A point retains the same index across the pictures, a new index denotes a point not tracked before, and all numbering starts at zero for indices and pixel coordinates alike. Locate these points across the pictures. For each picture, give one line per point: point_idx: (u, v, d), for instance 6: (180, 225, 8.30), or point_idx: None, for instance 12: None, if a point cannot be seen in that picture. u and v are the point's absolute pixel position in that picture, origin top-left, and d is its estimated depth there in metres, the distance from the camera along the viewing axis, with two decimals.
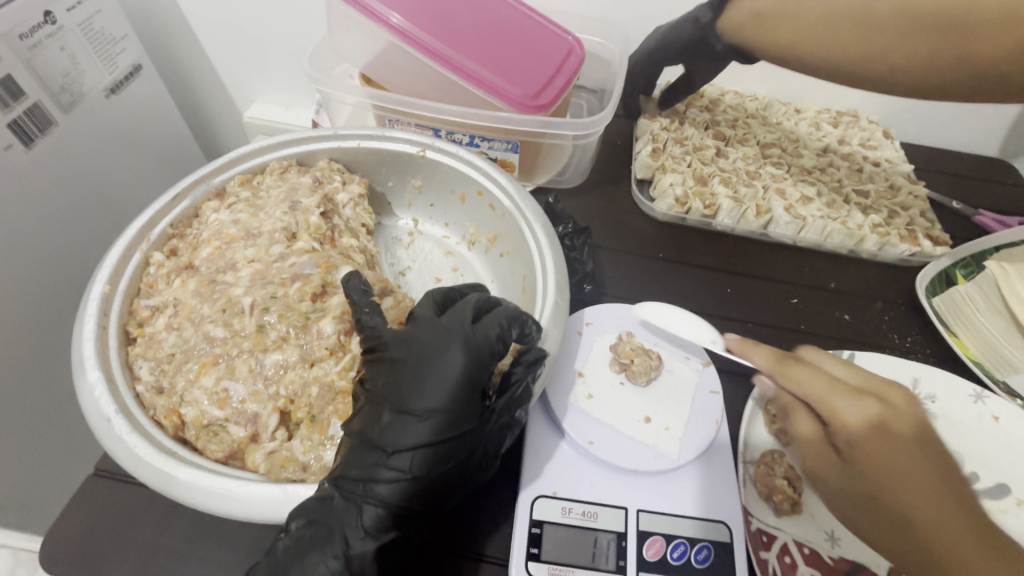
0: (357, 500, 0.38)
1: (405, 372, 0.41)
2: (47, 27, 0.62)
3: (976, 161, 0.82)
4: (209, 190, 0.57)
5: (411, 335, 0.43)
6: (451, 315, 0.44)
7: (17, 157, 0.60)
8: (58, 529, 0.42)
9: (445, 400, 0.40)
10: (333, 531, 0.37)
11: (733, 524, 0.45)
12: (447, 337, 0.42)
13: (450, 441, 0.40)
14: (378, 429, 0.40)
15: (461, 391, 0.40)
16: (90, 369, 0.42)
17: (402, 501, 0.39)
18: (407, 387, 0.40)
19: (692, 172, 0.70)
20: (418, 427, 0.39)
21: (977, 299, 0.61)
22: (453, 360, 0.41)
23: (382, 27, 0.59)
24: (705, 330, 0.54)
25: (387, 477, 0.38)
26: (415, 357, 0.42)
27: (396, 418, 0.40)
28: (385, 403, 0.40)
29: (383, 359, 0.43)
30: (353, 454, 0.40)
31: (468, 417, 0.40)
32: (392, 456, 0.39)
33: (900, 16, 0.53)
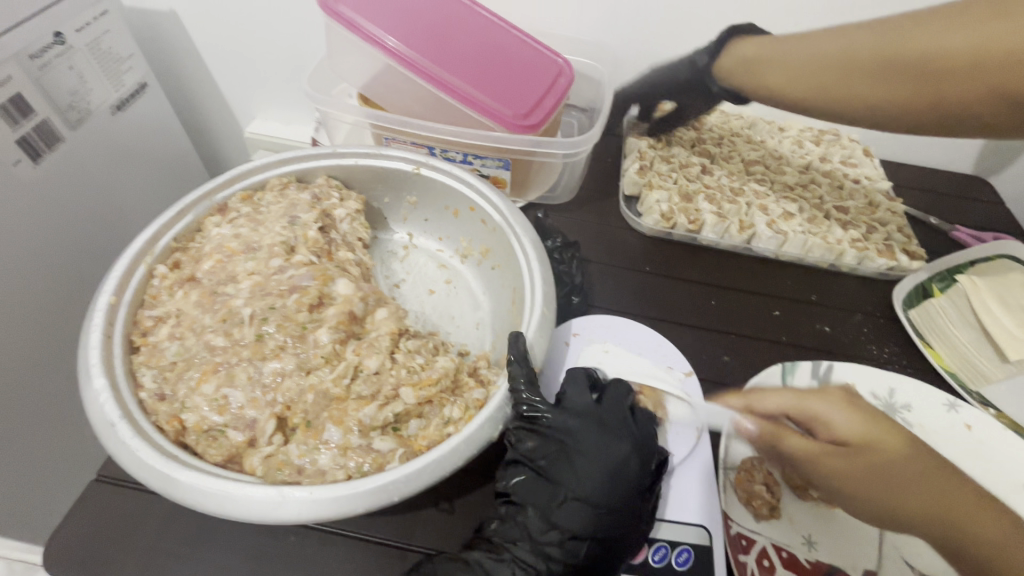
0: (523, 571, 0.42)
1: (574, 461, 0.46)
2: (57, 48, 0.65)
3: (953, 180, 0.85)
4: (212, 205, 0.59)
5: (579, 423, 0.48)
6: (613, 409, 0.49)
7: (26, 172, 0.62)
8: (63, 531, 0.43)
9: (614, 490, 0.45)
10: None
11: (712, 528, 0.47)
12: (618, 431, 0.47)
13: (617, 523, 0.44)
14: (548, 508, 0.44)
15: (629, 485, 0.45)
16: (95, 376, 0.44)
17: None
18: (580, 473, 0.45)
19: (678, 189, 0.73)
20: (590, 513, 0.44)
21: (950, 310, 0.63)
22: (625, 455, 0.46)
23: (378, 50, 0.62)
24: (678, 362, 0.57)
25: (558, 553, 0.43)
26: (586, 446, 0.46)
27: (573, 502, 0.44)
28: (560, 485, 0.45)
29: (551, 438, 0.47)
30: (524, 526, 0.44)
31: (632, 506, 0.44)
32: (564, 538, 0.43)
33: (878, 62, 0.56)
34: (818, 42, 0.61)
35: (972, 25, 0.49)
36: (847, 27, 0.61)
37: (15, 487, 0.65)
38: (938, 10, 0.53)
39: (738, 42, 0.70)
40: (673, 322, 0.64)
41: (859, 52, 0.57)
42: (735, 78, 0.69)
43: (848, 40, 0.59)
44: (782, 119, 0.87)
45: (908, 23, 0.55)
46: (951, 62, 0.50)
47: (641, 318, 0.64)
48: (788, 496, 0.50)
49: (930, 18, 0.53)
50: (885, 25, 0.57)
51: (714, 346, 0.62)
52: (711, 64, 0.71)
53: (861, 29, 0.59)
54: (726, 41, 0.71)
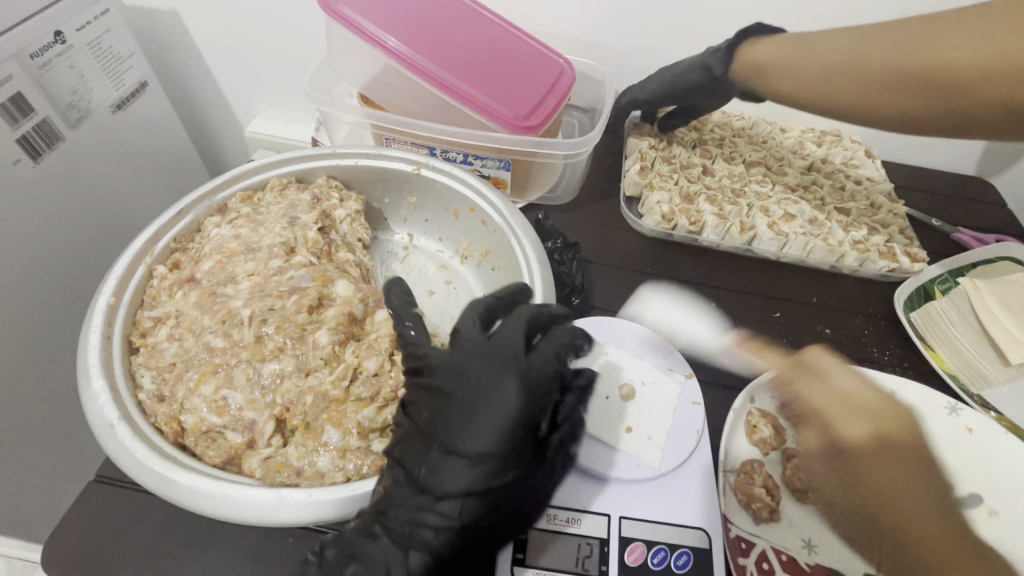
0: (394, 542, 0.41)
1: (452, 413, 0.44)
2: (58, 47, 0.65)
3: (955, 182, 0.85)
4: (211, 205, 0.59)
5: (461, 371, 0.46)
6: (502, 347, 0.47)
7: (25, 171, 0.62)
8: (61, 531, 0.43)
9: (495, 437, 0.43)
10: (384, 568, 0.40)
11: (713, 532, 0.46)
12: (503, 373, 0.45)
13: (500, 470, 0.43)
14: (425, 467, 0.43)
15: (514, 430, 0.43)
16: (94, 377, 0.44)
17: (443, 541, 0.42)
18: (458, 425, 0.44)
19: (678, 191, 0.73)
20: (469, 468, 0.42)
21: (951, 313, 0.63)
22: (509, 399, 0.44)
23: (379, 50, 0.62)
24: (677, 364, 0.57)
25: (435, 514, 0.42)
26: (467, 392, 0.45)
27: (447, 460, 0.43)
28: (436, 441, 0.43)
29: (433, 389, 0.46)
30: (397, 494, 0.42)
31: (517, 451, 0.43)
32: (439, 500, 0.42)
33: (882, 69, 0.56)
34: (827, 43, 0.62)
35: (977, 37, 0.49)
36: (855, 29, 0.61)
37: (14, 487, 0.65)
38: (948, 16, 0.53)
39: (751, 40, 0.71)
40: (673, 324, 0.64)
41: (864, 57, 0.58)
42: (749, 75, 0.70)
43: (855, 43, 0.59)
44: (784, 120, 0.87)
45: (914, 28, 0.55)
46: (952, 73, 0.51)
47: (642, 319, 0.64)
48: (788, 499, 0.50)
49: (937, 26, 0.53)
50: (892, 29, 0.57)
51: (714, 348, 0.62)
52: (727, 70, 0.72)
53: (869, 32, 0.59)
54: (737, 43, 0.71)
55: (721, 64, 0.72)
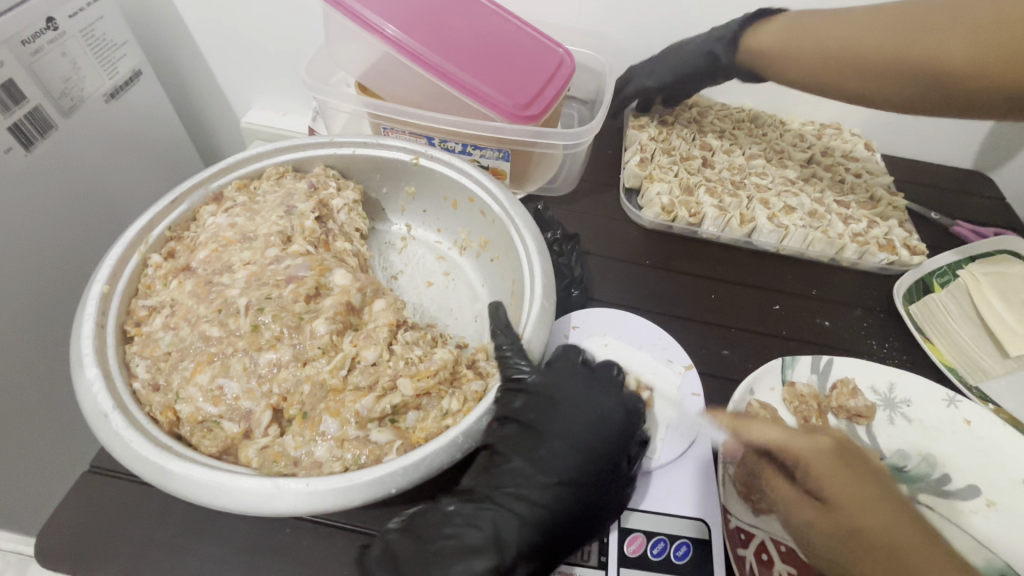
0: (509, 514, 0.42)
1: (561, 413, 0.47)
2: (50, 33, 0.64)
3: (953, 175, 0.85)
4: (207, 194, 0.58)
5: (566, 378, 0.49)
6: (602, 369, 0.51)
7: (17, 159, 0.61)
8: (55, 521, 0.43)
9: (603, 440, 0.46)
10: (489, 541, 0.41)
11: (711, 522, 0.46)
12: (605, 387, 0.49)
13: (607, 472, 0.45)
14: (536, 457, 0.45)
15: (619, 439, 0.47)
16: (88, 366, 0.43)
17: (549, 521, 0.42)
18: (569, 423, 0.46)
19: (679, 182, 0.72)
20: (585, 462, 0.45)
21: (950, 305, 0.64)
22: (619, 411, 0.47)
23: (377, 38, 0.61)
24: (677, 355, 0.57)
25: (542, 498, 0.43)
26: (572, 398, 0.47)
27: (564, 452, 0.45)
28: (547, 433, 0.46)
29: (533, 392, 0.47)
30: (507, 473, 0.44)
31: (621, 457, 0.46)
32: (550, 483, 0.44)
33: (885, 58, 0.60)
34: (836, 30, 0.63)
35: (977, 29, 0.54)
36: (861, 14, 0.63)
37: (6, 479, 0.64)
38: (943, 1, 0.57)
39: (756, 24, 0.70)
40: (674, 315, 0.63)
41: (866, 46, 0.61)
42: (752, 61, 0.71)
43: (856, 32, 0.62)
44: (784, 112, 0.87)
45: (922, 18, 0.58)
46: (954, 67, 0.55)
47: (642, 311, 0.63)
48: None
49: (934, 16, 0.57)
50: (901, 18, 0.59)
51: (714, 340, 0.61)
52: (734, 58, 0.72)
53: (866, 19, 0.62)
54: (742, 28, 0.71)
55: (726, 50, 0.72)
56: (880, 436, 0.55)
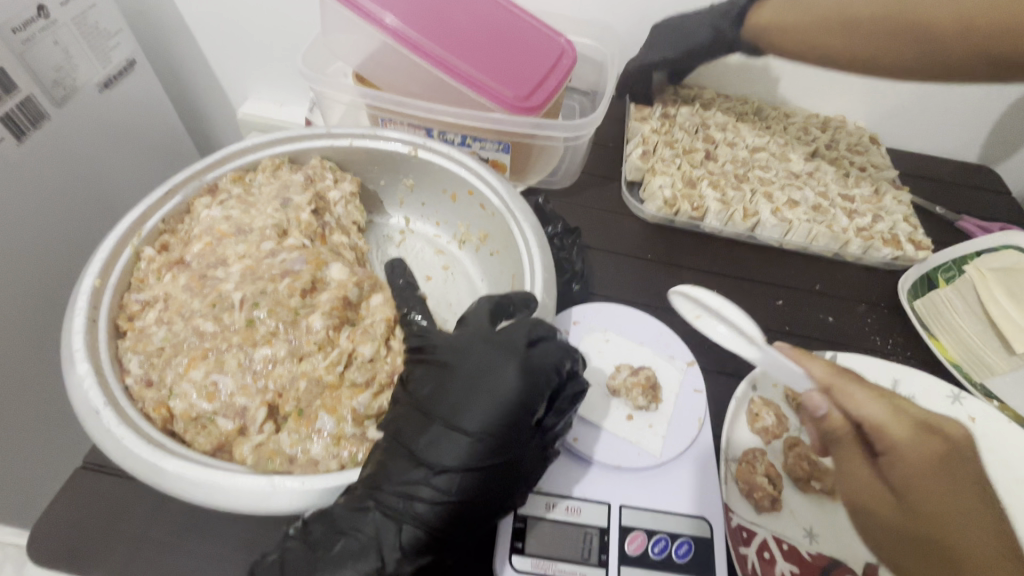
0: (386, 514, 0.39)
1: (455, 387, 0.42)
2: (41, 21, 0.62)
3: (958, 168, 0.84)
4: (201, 185, 0.57)
5: (466, 349, 0.44)
6: (509, 335, 0.44)
7: (8, 151, 0.60)
8: (47, 519, 0.42)
9: (495, 420, 0.40)
10: (371, 545, 0.38)
11: (713, 521, 0.46)
12: (504, 356, 0.43)
13: (496, 456, 0.40)
14: (417, 445, 0.40)
15: (513, 410, 0.41)
16: (79, 361, 0.42)
17: (432, 518, 0.39)
18: (461, 399, 0.41)
19: (681, 175, 0.71)
20: (467, 446, 0.40)
21: (956, 301, 0.62)
22: (509, 381, 0.41)
23: (376, 28, 0.60)
24: (679, 351, 0.55)
25: (426, 493, 0.39)
26: (468, 369, 0.42)
27: (445, 435, 0.40)
28: (436, 416, 0.41)
29: (434, 363, 0.44)
30: (392, 465, 0.40)
31: (513, 440, 0.41)
32: (433, 474, 0.39)
33: (884, 22, 0.60)
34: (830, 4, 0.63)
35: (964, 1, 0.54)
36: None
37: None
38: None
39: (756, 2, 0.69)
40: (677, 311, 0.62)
41: (861, 14, 0.62)
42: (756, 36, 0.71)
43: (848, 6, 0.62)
44: (788, 105, 0.85)
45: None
46: (947, 28, 0.56)
47: (643, 306, 0.63)
48: (789, 488, 0.49)
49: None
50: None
51: None
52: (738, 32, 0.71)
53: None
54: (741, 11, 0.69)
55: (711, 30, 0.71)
56: None
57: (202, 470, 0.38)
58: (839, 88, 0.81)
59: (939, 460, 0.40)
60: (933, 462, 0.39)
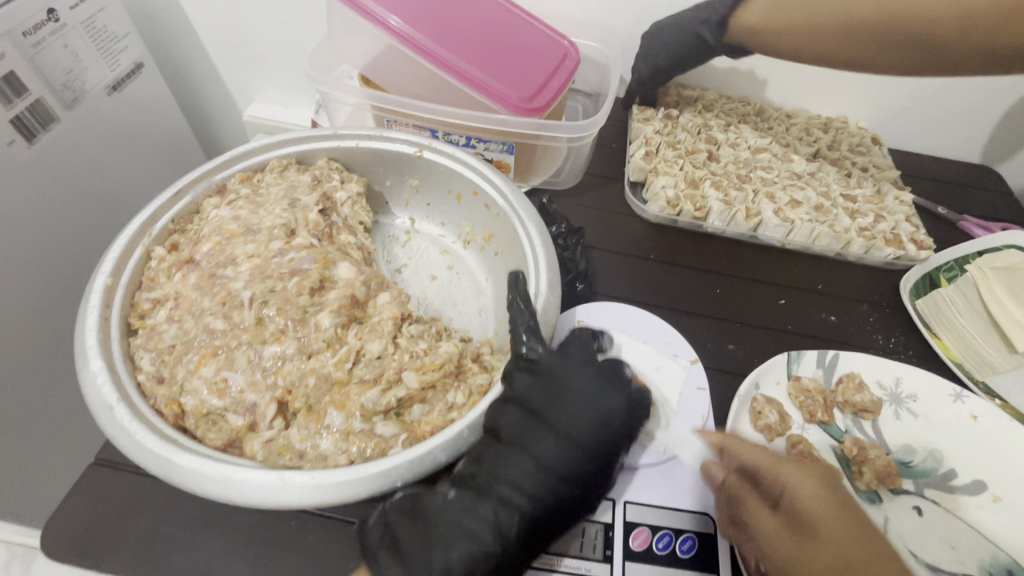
0: (502, 503, 0.41)
1: (569, 400, 0.46)
2: (51, 25, 0.63)
3: (960, 169, 0.84)
4: (210, 186, 0.58)
5: (579, 368, 0.48)
6: (614, 365, 0.50)
7: (19, 152, 0.61)
8: (59, 513, 0.43)
9: (601, 436, 0.45)
10: (485, 535, 0.40)
11: (717, 517, 0.46)
12: (614, 384, 0.48)
13: (598, 465, 0.44)
14: (534, 448, 0.44)
15: (622, 432, 0.46)
16: (92, 358, 0.43)
17: (540, 513, 0.42)
18: (575, 414, 0.46)
19: (683, 176, 0.72)
20: (582, 457, 0.44)
21: (958, 301, 0.62)
22: (618, 404, 0.47)
23: (381, 30, 0.61)
24: (682, 351, 0.56)
25: (540, 493, 0.42)
26: (584, 387, 0.47)
27: (559, 443, 0.44)
28: (550, 422, 0.45)
29: (539, 371, 0.48)
30: (502, 459, 0.43)
31: (615, 453, 0.45)
32: (548, 477, 0.43)
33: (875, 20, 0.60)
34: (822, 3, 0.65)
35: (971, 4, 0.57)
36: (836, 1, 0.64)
37: (0, 482, 0.63)
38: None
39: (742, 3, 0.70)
40: (680, 310, 0.63)
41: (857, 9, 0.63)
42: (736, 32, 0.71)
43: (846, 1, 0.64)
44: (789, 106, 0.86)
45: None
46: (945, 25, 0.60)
47: (645, 305, 0.63)
48: None
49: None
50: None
51: (718, 335, 0.61)
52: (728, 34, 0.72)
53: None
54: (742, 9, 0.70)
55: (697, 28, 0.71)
56: (886, 432, 0.54)
57: (214, 465, 0.39)
58: (840, 89, 0.82)
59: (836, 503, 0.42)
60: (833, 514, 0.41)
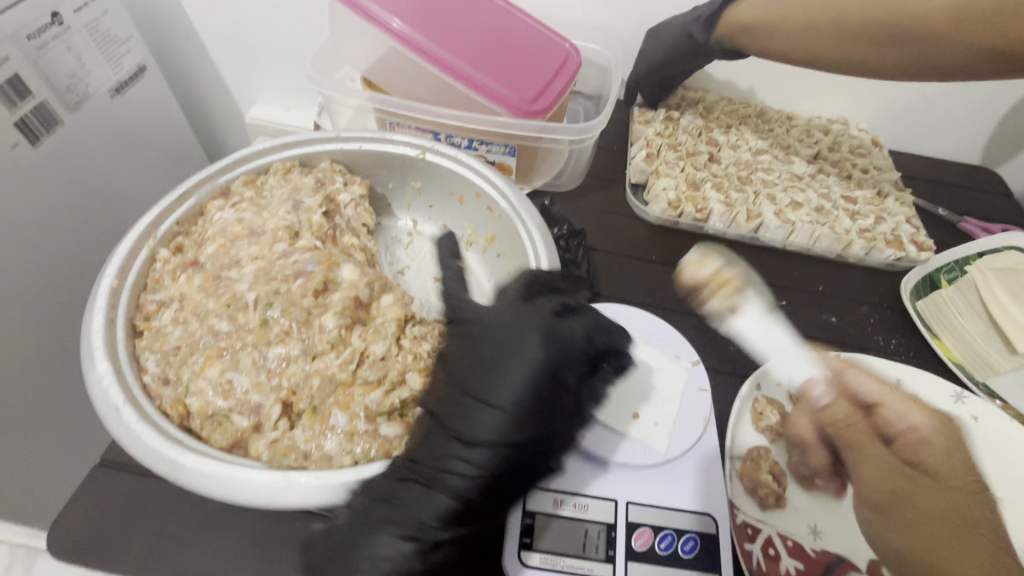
0: (426, 485, 0.42)
1: (485, 364, 0.46)
2: (55, 29, 0.64)
3: (960, 170, 0.84)
4: (214, 188, 0.59)
5: (499, 327, 0.48)
6: (538, 311, 0.49)
7: (24, 155, 0.62)
8: (66, 514, 0.43)
9: (519, 392, 0.44)
10: (411, 518, 0.41)
11: (720, 518, 0.46)
12: (533, 330, 0.47)
13: (527, 423, 0.44)
14: (453, 421, 0.44)
15: (543, 377, 0.45)
16: (99, 360, 0.44)
17: (473, 488, 0.42)
18: (490, 378, 0.45)
19: (685, 177, 0.72)
20: (504, 420, 0.43)
21: (958, 302, 0.62)
22: (534, 350, 0.46)
23: (384, 33, 0.61)
24: (684, 351, 0.56)
25: (465, 466, 0.42)
26: (501, 345, 0.46)
27: (479, 409, 0.44)
28: (467, 392, 0.45)
29: (466, 337, 0.48)
30: (427, 439, 0.44)
31: (546, 409, 0.45)
32: (469, 448, 0.43)
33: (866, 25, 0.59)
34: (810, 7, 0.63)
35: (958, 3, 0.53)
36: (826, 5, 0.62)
37: (5, 484, 0.64)
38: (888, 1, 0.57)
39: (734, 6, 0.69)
40: (682, 312, 0.63)
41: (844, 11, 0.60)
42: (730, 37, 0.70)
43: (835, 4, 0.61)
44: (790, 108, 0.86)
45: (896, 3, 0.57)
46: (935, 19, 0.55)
47: (647, 306, 0.63)
48: None
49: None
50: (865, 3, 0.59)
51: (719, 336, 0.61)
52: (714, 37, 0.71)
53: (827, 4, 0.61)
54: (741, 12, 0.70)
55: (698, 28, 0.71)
56: None
57: (221, 467, 0.39)
58: (841, 91, 0.82)
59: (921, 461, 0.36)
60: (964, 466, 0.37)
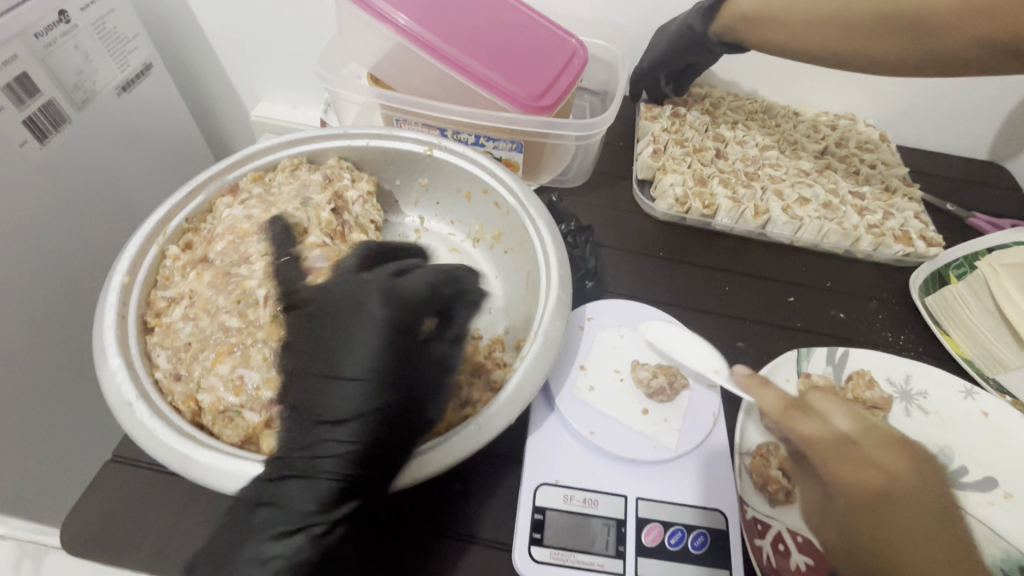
0: (300, 476, 0.39)
1: (331, 338, 0.42)
2: (62, 26, 0.64)
3: (969, 165, 0.84)
4: (222, 185, 0.59)
5: (340, 296, 0.44)
6: (374, 275, 0.45)
7: (32, 153, 0.62)
8: (81, 509, 0.43)
9: (373, 359, 0.41)
10: (295, 513, 0.38)
11: (729, 513, 0.47)
12: (371, 292, 0.44)
13: (390, 390, 0.41)
14: (314, 402, 0.41)
15: (395, 337, 0.42)
16: (111, 356, 0.44)
17: (348, 471, 0.39)
18: (339, 351, 0.42)
19: (692, 173, 0.72)
20: (363, 391, 0.40)
21: (968, 298, 0.62)
22: (376, 311, 0.43)
23: (390, 28, 0.61)
24: (710, 359, 0.54)
25: (335, 447, 0.39)
26: (342, 317, 0.43)
27: (334, 385, 0.41)
28: (318, 372, 0.41)
29: (308, 312, 0.45)
30: (293, 429, 0.41)
31: (402, 371, 0.42)
32: (333, 429, 0.40)
33: (870, 20, 0.59)
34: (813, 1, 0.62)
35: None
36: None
37: (18, 478, 0.64)
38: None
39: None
40: (690, 308, 0.63)
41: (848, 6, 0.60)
42: (734, 31, 0.70)
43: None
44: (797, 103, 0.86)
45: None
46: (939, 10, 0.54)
47: (654, 302, 0.63)
48: None
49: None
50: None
51: (727, 332, 0.61)
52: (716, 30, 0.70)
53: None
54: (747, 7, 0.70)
55: (704, 21, 0.71)
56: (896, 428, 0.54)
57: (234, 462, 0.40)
58: (849, 86, 0.82)
59: (881, 491, 0.40)
60: (875, 491, 0.40)
